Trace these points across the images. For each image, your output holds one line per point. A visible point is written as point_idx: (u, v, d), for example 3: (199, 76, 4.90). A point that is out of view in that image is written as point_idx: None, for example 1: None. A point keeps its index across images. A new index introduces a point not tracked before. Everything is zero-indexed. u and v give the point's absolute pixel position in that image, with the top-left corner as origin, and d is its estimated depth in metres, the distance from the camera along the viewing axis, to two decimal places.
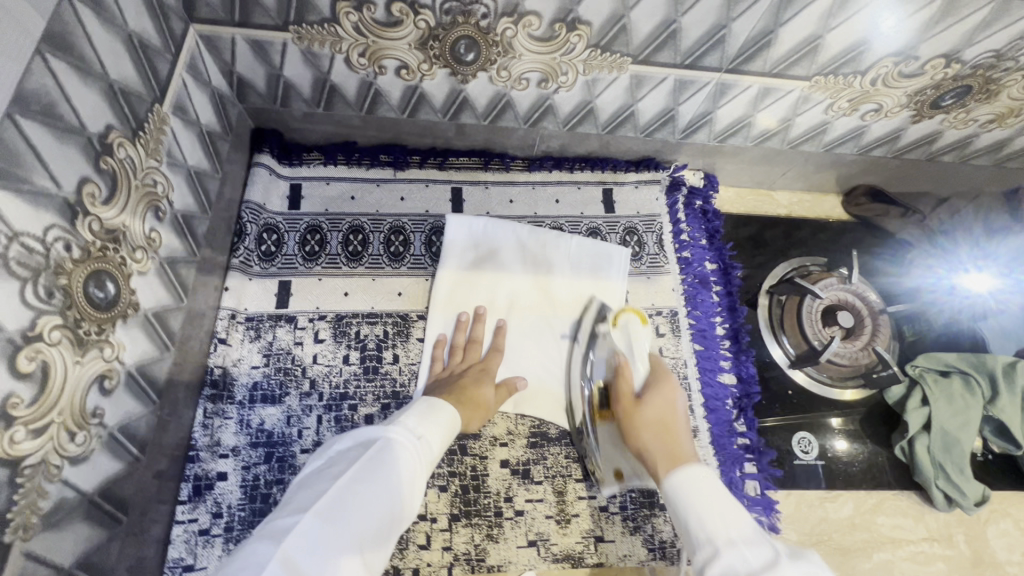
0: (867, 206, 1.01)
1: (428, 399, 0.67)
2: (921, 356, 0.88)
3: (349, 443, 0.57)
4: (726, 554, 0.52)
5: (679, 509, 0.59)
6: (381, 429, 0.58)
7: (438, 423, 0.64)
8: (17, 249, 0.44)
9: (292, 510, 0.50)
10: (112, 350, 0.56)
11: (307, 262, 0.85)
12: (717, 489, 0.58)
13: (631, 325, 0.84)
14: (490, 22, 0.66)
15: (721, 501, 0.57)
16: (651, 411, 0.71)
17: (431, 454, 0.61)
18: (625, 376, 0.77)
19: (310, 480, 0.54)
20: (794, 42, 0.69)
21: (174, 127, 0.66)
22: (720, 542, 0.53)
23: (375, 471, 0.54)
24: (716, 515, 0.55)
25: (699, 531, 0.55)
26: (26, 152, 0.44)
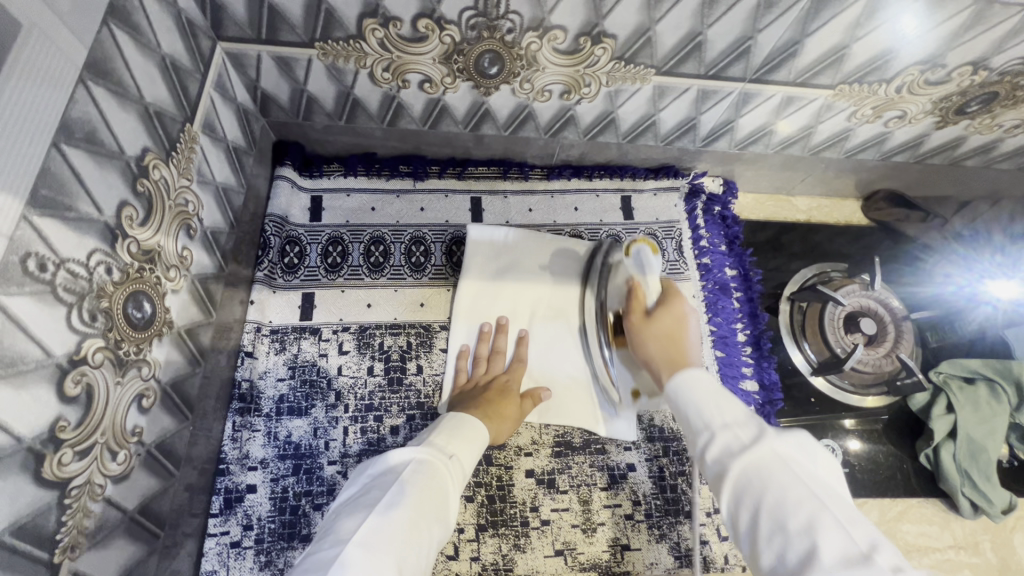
0: (888, 211, 1.01)
1: (455, 416, 0.68)
2: (945, 363, 0.87)
3: (383, 467, 0.58)
4: (725, 436, 0.52)
5: (678, 405, 0.58)
6: (412, 451, 0.59)
7: (468, 441, 0.65)
8: (64, 275, 0.44)
9: (332, 540, 0.49)
10: (149, 369, 0.57)
11: (329, 273, 0.86)
12: (717, 382, 0.58)
13: (642, 253, 0.74)
14: (515, 36, 0.66)
15: (720, 392, 0.56)
16: (661, 325, 0.70)
17: (462, 472, 0.62)
18: (636, 298, 0.74)
19: (346, 507, 0.54)
20: (820, 52, 0.68)
21: (204, 145, 0.66)
22: (720, 427, 0.53)
23: (411, 493, 0.54)
24: (713, 403, 0.55)
25: (698, 419, 0.55)
26: (70, 179, 0.44)
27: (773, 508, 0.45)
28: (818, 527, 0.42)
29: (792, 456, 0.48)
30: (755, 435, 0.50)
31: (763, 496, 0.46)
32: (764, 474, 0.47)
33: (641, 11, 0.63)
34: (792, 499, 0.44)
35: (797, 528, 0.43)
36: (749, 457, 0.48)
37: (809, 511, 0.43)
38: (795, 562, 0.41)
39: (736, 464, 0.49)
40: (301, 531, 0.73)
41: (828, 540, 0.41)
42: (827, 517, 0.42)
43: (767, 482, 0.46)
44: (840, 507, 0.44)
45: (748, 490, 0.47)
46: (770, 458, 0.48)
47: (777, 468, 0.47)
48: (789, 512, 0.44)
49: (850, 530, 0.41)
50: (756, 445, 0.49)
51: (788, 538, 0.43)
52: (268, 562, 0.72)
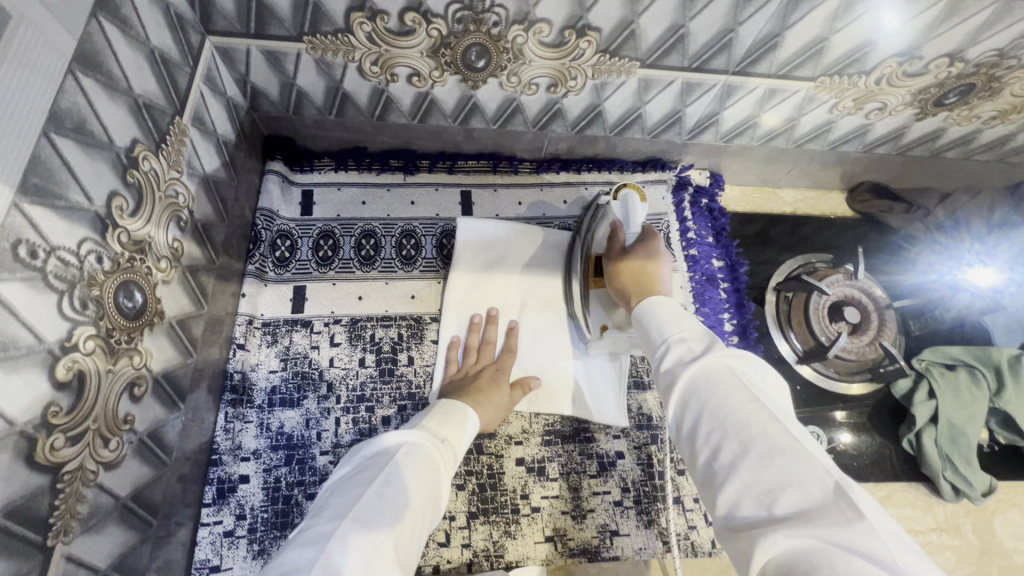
0: (873, 202, 1.03)
1: (446, 404, 0.69)
2: (927, 350, 0.89)
3: (376, 448, 0.58)
4: (680, 347, 0.51)
5: (643, 324, 0.58)
6: (405, 434, 0.60)
7: (459, 427, 0.66)
8: (55, 262, 0.45)
9: (327, 517, 0.50)
10: (140, 358, 0.58)
11: (320, 267, 0.87)
12: (681, 305, 0.57)
13: (630, 198, 0.75)
14: (501, 29, 0.67)
15: (682, 315, 0.56)
16: (633, 259, 0.70)
17: (453, 456, 0.63)
18: (615, 238, 0.75)
19: (340, 488, 0.54)
20: (800, 44, 0.70)
21: (193, 139, 0.67)
22: (677, 340, 0.52)
23: (404, 474, 0.55)
24: (674, 320, 0.55)
25: (658, 334, 0.55)
26: (60, 168, 0.45)
27: (716, 411, 0.44)
28: (754, 428, 0.42)
29: (741, 362, 0.47)
30: (710, 346, 0.50)
31: (707, 402, 0.45)
32: (711, 381, 0.46)
33: (623, 5, 0.64)
34: (734, 402, 0.44)
35: (735, 429, 0.42)
36: (699, 364, 0.47)
37: (748, 413, 0.43)
38: (728, 460, 0.41)
39: (687, 371, 0.48)
40: (293, 520, 0.74)
41: (763, 440, 0.41)
42: (764, 418, 0.42)
43: (712, 387, 0.46)
44: (779, 408, 0.44)
45: (693, 396, 0.46)
46: (720, 367, 0.47)
47: (724, 373, 0.46)
48: (729, 414, 0.43)
49: (787, 430, 0.41)
50: (709, 353, 0.48)
51: (724, 437, 0.43)
52: (261, 551, 0.72)
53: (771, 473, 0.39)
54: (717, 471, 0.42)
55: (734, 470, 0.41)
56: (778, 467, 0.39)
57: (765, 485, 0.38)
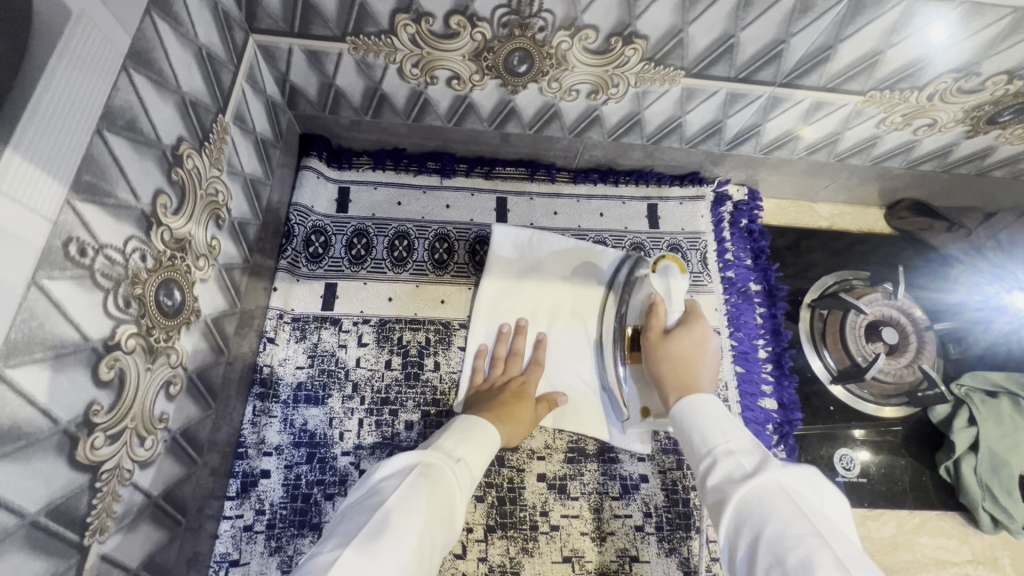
0: (911, 219, 1.00)
1: (465, 421, 0.68)
2: (968, 376, 0.87)
3: (390, 467, 0.57)
4: (730, 464, 0.53)
5: (684, 426, 0.61)
6: (419, 454, 0.59)
7: (477, 445, 0.65)
8: (102, 260, 0.45)
9: (334, 544, 0.49)
10: (177, 356, 0.57)
11: (353, 265, 0.86)
12: (725, 410, 0.60)
13: (670, 270, 0.76)
14: (546, 34, 0.66)
15: (723, 420, 0.59)
16: (679, 346, 0.70)
17: (470, 476, 0.62)
18: (655, 315, 0.74)
19: (351, 510, 0.54)
20: (853, 58, 0.68)
21: (234, 136, 0.67)
22: (723, 454, 0.55)
23: (417, 496, 0.54)
24: (722, 429, 0.57)
25: (701, 443, 0.58)
26: (111, 166, 0.45)
27: (775, 544, 0.44)
28: (817, 567, 0.41)
29: (799, 488, 0.48)
30: (761, 464, 0.52)
31: (765, 531, 0.46)
32: (766, 504, 0.48)
33: (674, 13, 0.62)
34: (795, 536, 0.44)
35: (796, 565, 0.42)
36: (753, 485, 0.49)
37: (810, 549, 0.43)
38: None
39: (741, 493, 0.49)
40: (311, 519, 0.74)
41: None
42: (829, 560, 0.41)
43: (770, 515, 0.46)
44: (846, 548, 0.43)
45: (751, 525, 0.47)
46: (770, 489, 0.48)
47: (782, 500, 0.47)
48: (789, 548, 0.43)
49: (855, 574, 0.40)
50: (763, 476, 0.50)
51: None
52: (278, 547, 0.72)
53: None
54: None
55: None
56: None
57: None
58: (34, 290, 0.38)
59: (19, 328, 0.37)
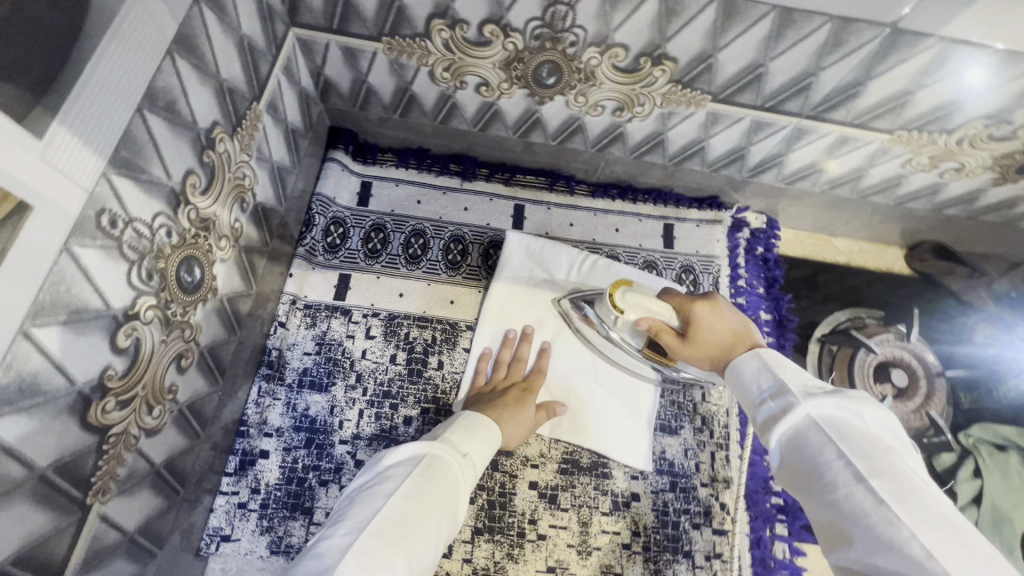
0: (932, 263, 0.98)
1: (470, 416, 0.69)
2: (977, 427, 0.87)
3: (397, 456, 0.58)
4: (766, 408, 0.54)
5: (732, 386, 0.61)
6: (425, 444, 0.60)
7: (481, 442, 0.66)
8: (131, 233, 0.47)
9: (344, 530, 0.50)
10: (191, 332, 0.59)
11: (368, 259, 0.88)
12: (767, 352, 0.58)
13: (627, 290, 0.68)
14: (577, 49, 0.67)
15: (761, 372, 0.57)
16: (708, 340, 0.65)
17: (474, 470, 0.63)
18: (663, 334, 0.67)
19: (359, 495, 0.55)
20: (882, 95, 0.68)
21: (266, 124, 0.69)
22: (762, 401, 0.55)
23: (425, 489, 0.55)
24: (759, 374, 0.58)
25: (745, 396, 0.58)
26: (148, 144, 0.47)
27: (808, 474, 0.46)
28: (841, 489, 0.43)
29: (827, 414, 0.48)
30: (791, 400, 0.51)
31: (799, 463, 0.47)
32: (799, 441, 0.48)
33: (705, 38, 0.63)
34: (821, 464, 0.45)
35: (825, 491, 0.44)
36: (780, 425, 0.50)
37: (835, 473, 0.44)
38: (825, 518, 0.44)
39: (774, 436, 0.51)
40: (304, 503, 0.75)
41: (851, 502, 0.42)
42: (851, 479, 0.43)
43: (801, 448, 0.48)
44: (875, 458, 0.43)
45: (788, 460, 0.49)
46: (800, 428, 0.49)
47: (811, 431, 0.48)
48: (818, 476, 0.45)
49: (877, 487, 0.41)
50: (791, 413, 0.50)
51: (821, 501, 0.45)
52: (270, 528, 0.74)
53: (869, 533, 0.40)
54: (826, 527, 0.44)
55: (834, 529, 0.43)
56: (874, 528, 0.40)
57: (864, 544, 0.40)
58: (65, 256, 0.40)
59: (47, 291, 0.39)
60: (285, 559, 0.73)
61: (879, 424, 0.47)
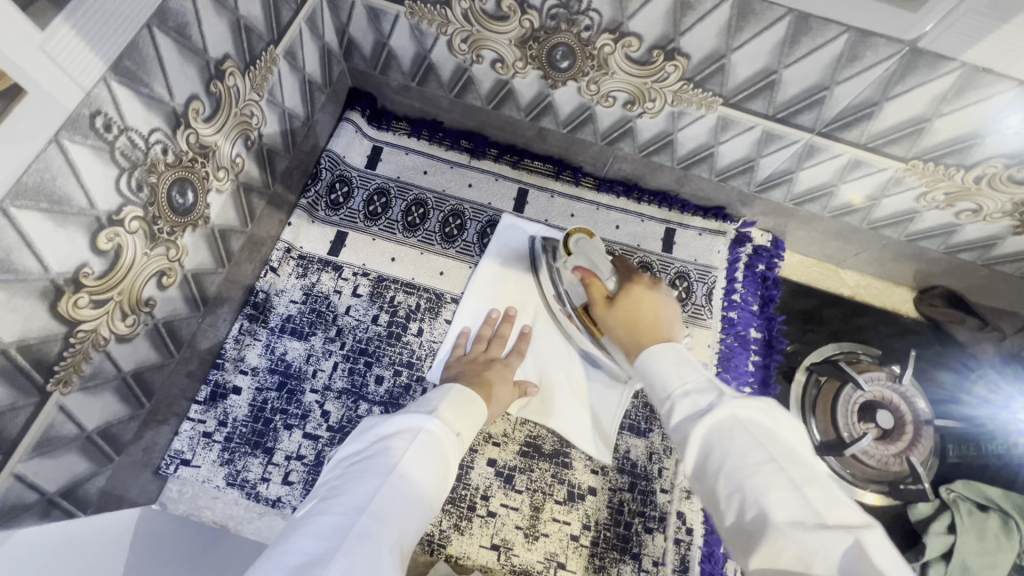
0: (942, 309, 0.93)
1: (461, 390, 0.70)
2: (960, 482, 0.83)
3: (393, 431, 0.60)
4: (688, 404, 0.51)
5: (646, 373, 0.59)
6: (419, 422, 0.62)
7: (471, 418, 0.68)
8: (124, 141, 0.49)
9: (341, 504, 0.52)
10: (176, 252, 0.62)
11: (367, 220, 0.90)
12: (682, 350, 0.58)
13: (582, 243, 0.77)
14: (591, 34, 0.68)
15: (681, 361, 0.56)
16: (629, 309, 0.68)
17: (461, 445, 0.66)
18: (591, 288, 0.72)
19: (357, 470, 0.56)
20: (897, 119, 0.66)
21: (282, 69, 0.72)
22: (681, 393, 0.52)
23: (420, 471, 0.57)
24: (680, 368, 0.56)
25: (662, 387, 0.56)
26: (152, 60, 0.49)
27: (733, 477, 0.45)
28: (770, 493, 0.42)
29: (752, 415, 0.47)
30: (715, 399, 0.50)
31: (722, 467, 0.46)
32: (725, 441, 0.47)
33: (718, 36, 0.62)
34: (749, 468, 0.44)
35: (752, 495, 0.43)
36: (705, 423, 0.48)
37: (764, 477, 0.43)
38: (748, 522, 0.43)
39: (697, 433, 0.48)
40: (266, 442, 0.77)
41: (781, 508, 0.42)
42: (780, 482, 0.43)
43: (726, 450, 0.46)
44: (797, 465, 0.44)
45: (709, 463, 0.47)
46: (728, 427, 0.47)
47: (735, 433, 0.47)
48: (745, 480, 0.44)
49: (807, 495, 0.42)
50: (715, 413, 0.48)
51: (745, 505, 0.44)
52: (229, 460, 0.76)
53: (801, 538, 0.39)
54: (745, 533, 0.43)
55: (757, 535, 0.42)
56: (808, 533, 0.39)
57: (793, 549, 0.39)
58: (53, 147, 0.42)
59: (31, 176, 0.41)
60: (239, 492, 0.75)
61: (795, 428, 0.48)
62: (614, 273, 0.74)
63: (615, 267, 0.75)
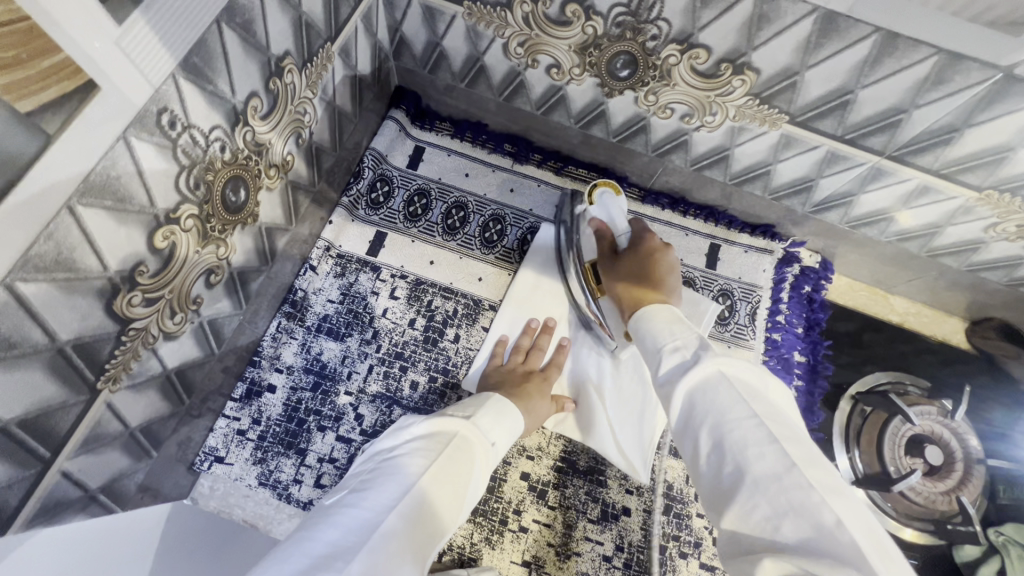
0: (994, 342, 0.91)
1: (498, 398, 0.68)
2: (1012, 525, 0.81)
3: (429, 432, 0.59)
4: (674, 361, 0.49)
5: (641, 334, 0.56)
6: (455, 426, 0.60)
7: (505, 430, 0.66)
8: (186, 139, 0.48)
9: (370, 498, 0.49)
10: (224, 250, 0.61)
11: (407, 221, 0.89)
12: (677, 311, 0.56)
13: (606, 195, 0.78)
14: (656, 44, 0.65)
15: (677, 321, 0.55)
16: (631, 263, 0.69)
17: (494, 457, 0.63)
18: (605, 242, 0.75)
19: (388, 467, 0.54)
20: (977, 147, 0.62)
21: (335, 66, 0.70)
22: (670, 349, 0.51)
23: (453, 476, 0.55)
24: (671, 329, 0.53)
25: (653, 344, 0.53)
26: (219, 56, 0.48)
27: (714, 432, 0.42)
28: (749, 450, 0.39)
29: (740, 370, 0.44)
30: (703, 355, 0.47)
31: (705, 422, 0.43)
32: (709, 396, 0.44)
33: (795, 52, 0.59)
34: (731, 423, 0.41)
35: (731, 451, 0.40)
36: (691, 379, 0.45)
37: (745, 432, 0.40)
38: (724, 480, 0.40)
39: (683, 386, 0.45)
40: (299, 443, 0.76)
41: (759, 463, 0.38)
42: (761, 439, 0.39)
43: (709, 405, 0.43)
44: (782, 423, 0.40)
45: (693, 418, 0.44)
46: (714, 379, 0.44)
47: (721, 389, 0.43)
48: (725, 434, 0.41)
49: (786, 451, 0.38)
50: (703, 368, 0.46)
51: (723, 461, 0.40)
52: (262, 460, 0.75)
53: (779, 496, 0.36)
54: (720, 491, 0.40)
55: (730, 493, 0.39)
56: (783, 490, 0.36)
57: (764, 507, 0.36)
58: (121, 144, 0.41)
59: (97, 174, 0.40)
60: (271, 492, 0.74)
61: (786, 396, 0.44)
62: (630, 231, 0.75)
63: (633, 226, 0.75)
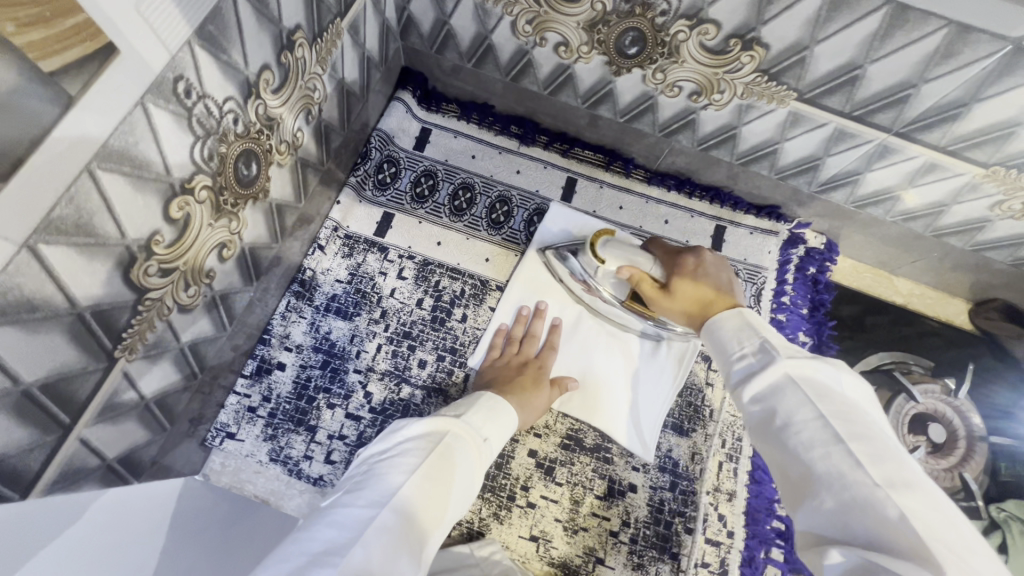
0: (997, 322, 0.91)
1: (489, 395, 0.68)
2: (1014, 501, 0.83)
3: (421, 431, 0.58)
4: (743, 363, 0.53)
5: (708, 341, 0.60)
6: (447, 423, 0.60)
7: (499, 424, 0.65)
8: (201, 108, 0.48)
9: (363, 497, 0.49)
10: (236, 225, 0.61)
11: (414, 202, 0.89)
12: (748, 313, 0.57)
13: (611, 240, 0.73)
14: (666, 20, 0.65)
15: (745, 324, 0.56)
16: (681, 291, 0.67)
17: (489, 454, 0.63)
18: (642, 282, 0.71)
19: (380, 465, 0.54)
20: (985, 122, 0.63)
21: (345, 43, 0.71)
22: (738, 355, 0.54)
23: (448, 473, 0.55)
24: (739, 333, 0.56)
25: (722, 351, 0.57)
26: (234, 25, 0.48)
27: (782, 434, 0.45)
28: (817, 448, 0.42)
29: (807, 372, 0.47)
30: (771, 357, 0.50)
31: (774, 422, 0.46)
32: (781, 397, 0.47)
33: (804, 26, 0.60)
34: (798, 423, 0.44)
35: (800, 449, 0.43)
36: (758, 380, 0.49)
37: (813, 432, 0.43)
38: (793, 477, 0.43)
39: (750, 388, 0.50)
40: (309, 420, 0.77)
41: (826, 461, 0.41)
42: (829, 440, 0.42)
43: (780, 406, 0.46)
44: (852, 422, 0.42)
45: (766, 418, 0.47)
46: (782, 382, 0.48)
47: (787, 391, 0.47)
48: (794, 435, 0.44)
49: (855, 451, 0.40)
50: (769, 371, 0.49)
51: (792, 458, 0.44)
52: (272, 436, 0.76)
53: (842, 492, 0.39)
54: (792, 487, 0.43)
55: (801, 488, 0.42)
56: (851, 489, 0.39)
57: (832, 503, 0.39)
58: (139, 110, 0.41)
59: (117, 139, 0.41)
60: (282, 468, 0.75)
61: (860, 393, 0.46)
62: (658, 258, 0.72)
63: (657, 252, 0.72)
